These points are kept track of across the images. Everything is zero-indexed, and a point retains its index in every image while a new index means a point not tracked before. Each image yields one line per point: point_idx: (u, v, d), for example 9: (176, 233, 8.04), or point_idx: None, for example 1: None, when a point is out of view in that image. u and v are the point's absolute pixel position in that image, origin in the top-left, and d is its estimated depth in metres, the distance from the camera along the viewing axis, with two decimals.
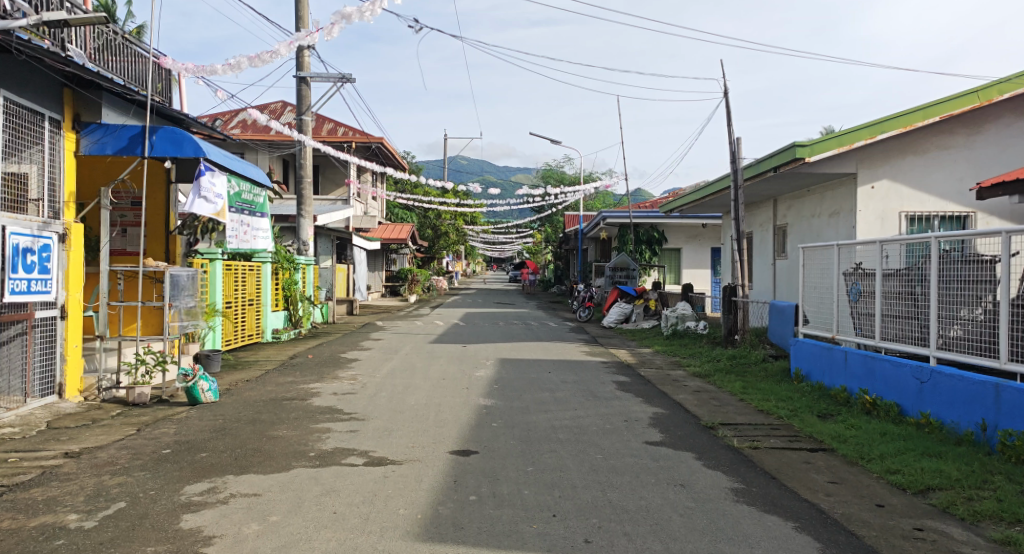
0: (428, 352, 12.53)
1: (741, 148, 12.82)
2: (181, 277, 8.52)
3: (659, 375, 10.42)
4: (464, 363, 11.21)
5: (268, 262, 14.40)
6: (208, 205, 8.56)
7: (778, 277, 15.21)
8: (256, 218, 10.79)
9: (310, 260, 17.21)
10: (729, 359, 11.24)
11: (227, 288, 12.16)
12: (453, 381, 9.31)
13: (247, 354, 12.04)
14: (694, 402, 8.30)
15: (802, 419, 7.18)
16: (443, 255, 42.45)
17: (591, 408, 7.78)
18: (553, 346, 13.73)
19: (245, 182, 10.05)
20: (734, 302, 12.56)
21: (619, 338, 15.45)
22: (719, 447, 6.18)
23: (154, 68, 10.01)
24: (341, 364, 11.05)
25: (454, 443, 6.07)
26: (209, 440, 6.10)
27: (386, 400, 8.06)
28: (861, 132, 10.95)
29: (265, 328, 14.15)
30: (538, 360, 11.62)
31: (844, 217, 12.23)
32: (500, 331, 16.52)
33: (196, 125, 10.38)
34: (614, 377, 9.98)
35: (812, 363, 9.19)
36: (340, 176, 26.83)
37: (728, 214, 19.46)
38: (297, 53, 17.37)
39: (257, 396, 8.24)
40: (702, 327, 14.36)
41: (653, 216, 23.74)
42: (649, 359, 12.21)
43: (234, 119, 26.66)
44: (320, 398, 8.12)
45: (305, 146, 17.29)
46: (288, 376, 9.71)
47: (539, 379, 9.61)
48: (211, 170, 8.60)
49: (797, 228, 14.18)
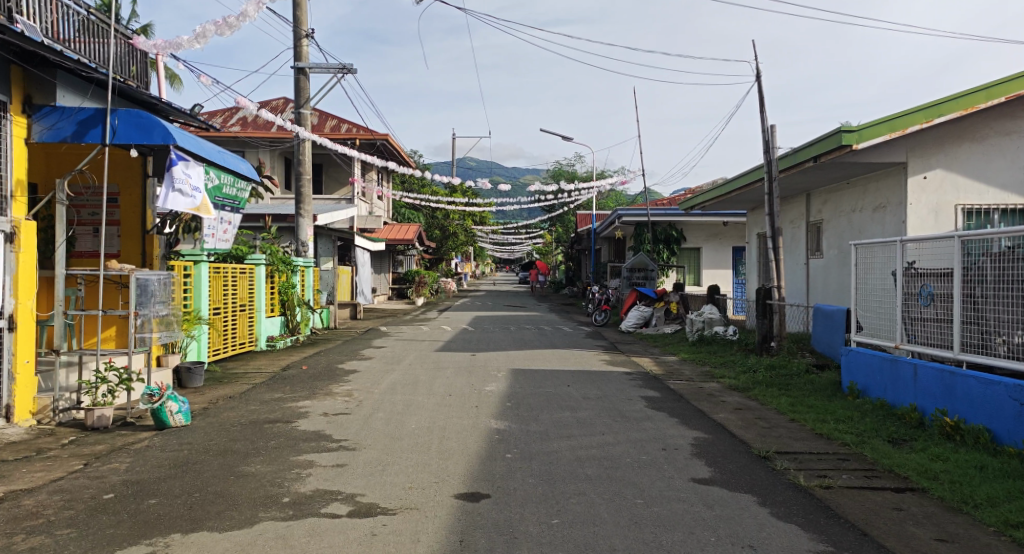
0: (434, 363, 11.44)
1: (776, 137, 11.69)
2: (150, 281, 7.47)
3: (691, 389, 9.29)
4: (474, 375, 10.12)
5: (262, 265, 13.39)
6: (183, 198, 7.44)
7: (812, 277, 14.07)
8: (237, 215, 9.70)
9: (309, 262, 16.22)
10: (767, 369, 10.07)
11: (214, 293, 11.16)
12: (461, 399, 8.23)
13: (236, 366, 11.01)
14: (739, 424, 7.18)
15: (874, 447, 6.05)
16: (451, 256, 41.46)
17: (621, 432, 6.67)
18: (570, 354, 12.63)
19: (227, 174, 8.94)
20: (769, 306, 11.41)
21: (640, 345, 14.35)
22: (783, 487, 5.04)
23: (126, 50, 9.03)
24: (337, 377, 10.01)
25: (460, 484, 4.99)
26: (165, 481, 5.03)
27: (383, 423, 6.99)
28: (917, 115, 9.79)
29: (259, 336, 13.17)
30: (555, 372, 10.52)
31: (892, 212, 11.06)
32: (512, 337, 15.43)
33: (177, 114, 9.40)
34: (642, 392, 8.85)
35: (870, 377, 8.03)
36: (343, 174, 25.87)
37: (753, 211, 18.29)
38: (295, 43, 16.37)
39: (237, 418, 7.18)
40: (731, 332, 13.20)
41: (671, 214, 22.61)
42: (677, 370, 11.07)
43: (233, 118, 25.72)
44: (308, 421, 7.06)
45: (303, 141, 16.29)
46: (276, 393, 8.67)
47: (558, 396, 8.51)
48: (185, 161, 7.51)
49: (836, 224, 13.03)
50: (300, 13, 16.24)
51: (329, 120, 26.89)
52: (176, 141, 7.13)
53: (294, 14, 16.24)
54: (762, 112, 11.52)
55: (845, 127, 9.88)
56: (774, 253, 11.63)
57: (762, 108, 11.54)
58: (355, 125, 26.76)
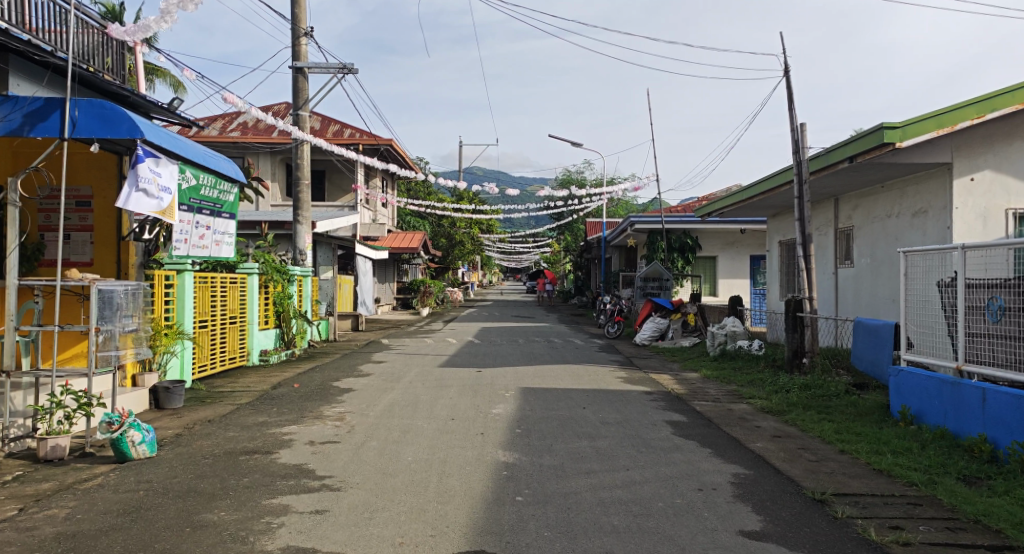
0: (436, 380, 10.57)
1: (806, 136, 10.81)
2: (115, 292, 6.65)
3: (720, 412, 8.39)
4: (479, 395, 9.25)
5: (255, 274, 12.57)
6: (149, 200, 6.58)
7: (841, 288, 13.21)
8: (221, 219, 8.92)
9: (307, 270, 15.43)
10: (801, 390, 9.15)
11: (200, 305, 10.36)
12: (464, 424, 7.37)
13: (223, 383, 10.19)
14: (781, 456, 6.27)
15: (949, 488, 5.12)
16: (457, 265, 40.66)
17: (649, 467, 5.79)
18: (583, 370, 11.75)
19: (206, 174, 8.13)
20: (800, 319, 10.52)
21: (658, 359, 13.45)
22: (853, 544, 4.14)
23: (100, 40, 8.30)
24: (330, 396, 9.19)
25: (460, 539, 4.12)
26: (106, 534, 4.18)
27: (375, 455, 6.12)
28: (966, 110, 8.92)
29: (251, 350, 12.38)
30: (569, 391, 9.63)
31: (934, 218, 10.17)
32: (522, 350, 14.54)
33: (155, 109, 8.63)
34: (666, 416, 7.96)
35: (926, 401, 7.10)
36: (347, 181, 25.15)
37: (773, 217, 17.43)
38: (294, 42, 15.64)
39: (211, 448, 6.32)
40: (757, 347, 12.20)
41: (686, 221, 21.71)
42: (700, 389, 10.15)
43: (234, 123, 24.93)
44: (290, 451, 6.22)
45: (302, 144, 15.55)
46: (261, 416, 7.83)
47: (573, 421, 7.63)
48: (154, 157, 6.66)
49: (868, 231, 12.17)
50: (299, 11, 15.54)
51: (332, 125, 26.12)
52: (145, 135, 6.33)
53: (293, 12, 15.53)
54: (790, 109, 10.66)
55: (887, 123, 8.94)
56: (805, 262, 10.71)
57: (790, 105, 10.68)
58: (359, 129, 26.03)
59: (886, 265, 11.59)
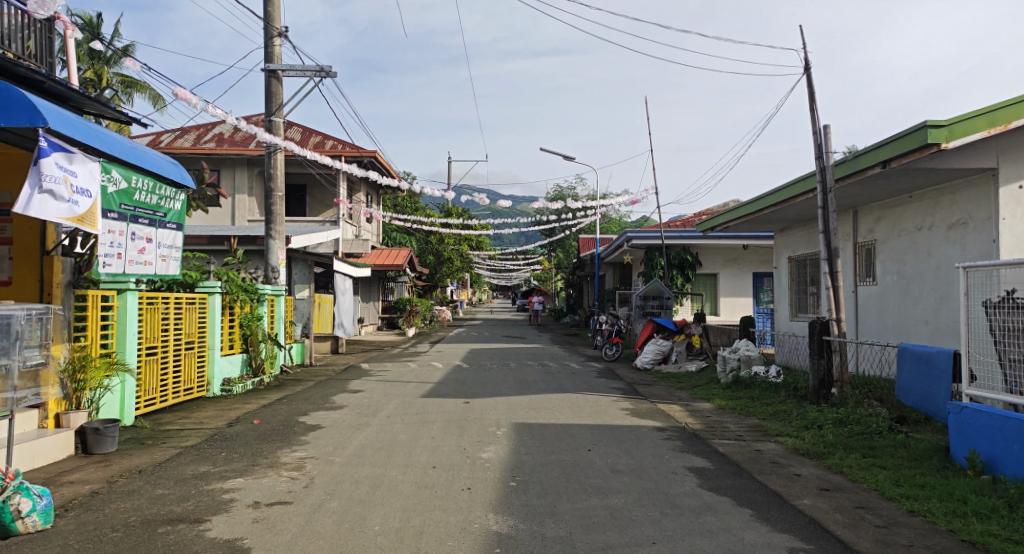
0: (418, 414, 9.27)
1: (831, 139, 9.70)
2: (14, 319, 5.39)
3: (749, 454, 7.16)
4: (466, 434, 7.97)
5: (218, 294, 11.25)
6: (55, 204, 5.30)
7: (861, 308, 12.14)
8: (164, 230, 7.64)
9: (279, 289, 14.16)
10: (837, 426, 7.95)
11: (147, 330, 9.06)
12: (447, 475, 6.11)
13: (171, 420, 8.86)
14: (843, 521, 5.02)
15: None
16: (445, 283, 39.40)
17: (681, 539, 4.55)
18: (584, 401, 10.49)
19: (137, 175, 6.90)
20: (827, 343, 9.39)
21: (664, 387, 12.23)
22: None
23: (22, 22, 7.07)
24: (293, 436, 7.90)
25: None
26: None
27: (333, 523, 4.85)
28: (1018, 107, 7.86)
29: (212, 380, 11.04)
30: (570, 428, 8.38)
31: (975, 230, 9.09)
32: (514, 377, 13.28)
33: (84, 101, 7.36)
34: (687, 462, 6.73)
35: (1000, 445, 5.83)
36: (329, 195, 23.96)
37: (781, 231, 16.34)
38: (267, 43, 14.49)
39: (126, 516, 5.00)
40: (774, 374, 11.02)
41: (686, 237, 20.61)
42: (718, 423, 8.92)
43: (210, 134, 23.80)
44: (226, 519, 4.93)
45: (275, 153, 14.34)
46: (204, 465, 6.51)
47: (578, 469, 6.37)
48: (64, 152, 5.43)
49: (892, 246, 11.12)
50: (272, 9, 14.39)
51: (314, 136, 24.97)
52: (48, 123, 5.12)
53: (266, 11, 14.38)
54: (812, 109, 9.58)
55: (931, 121, 7.82)
56: (831, 280, 9.55)
57: (811, 104, 9.60)
58: (341, 141, 24.88)
59: (915, 283, 10.50)
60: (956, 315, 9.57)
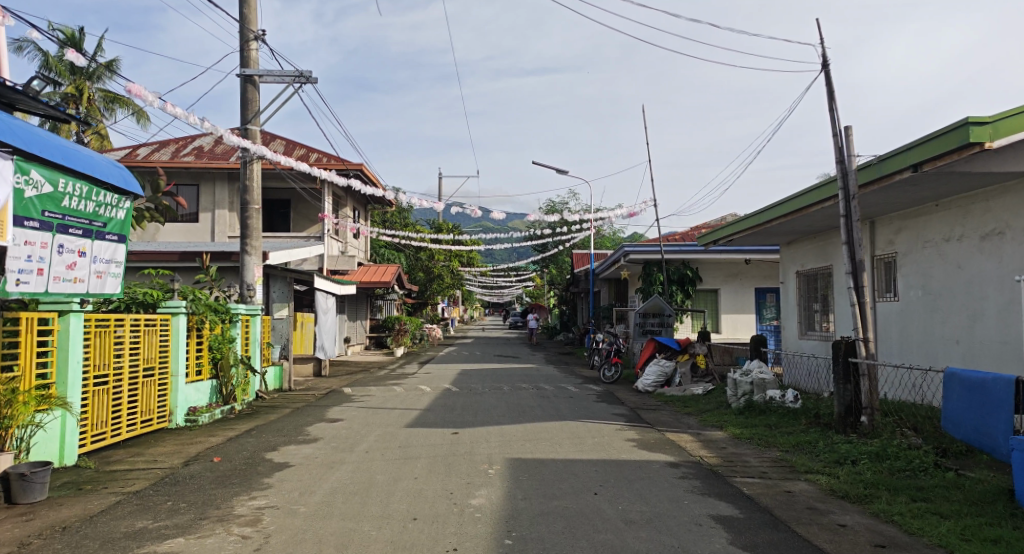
0: (401, 448, 8.29)
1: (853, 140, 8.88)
2: None
3: (781, 497, 6.20)
4: (455, 473, 7.00)
5: (182, 315, 10.24)
6: None
7: (881, 325, 11.31)
8: (101, 242, 6.78)
9: (255, 308, 13.16)
10: (874, 461, 7.03)
11: (97, 357, 8.03)
12: (428, 531, 5.13)
13: (121, 458, 7.83)
14: None
15: None
16: (436, 300, 38.36)
17: None
18: (585, 430, 9.52)
19: (65, 175, 6.05)
20: (853, 366, 8.49)
21: (670, 413, 11.29)
22: None
23: None
24: (255, 478, 6.89)
25: None
26: None
27: None
28: None
29: (175, 409, 10.02)
30: (572, 464, 7.42)
31: (1013, 240, 8.25)
32: (508, 402, 12.30)
33: (13, 96, 6.44)
34: (711, 509, 5.77)
35: None
36: (314, 210, 23.06)
37: (788, 244, 15.51)
38: (241, 46, 13.61)
39: None
40: (791, 398, 10.14)
41: (687, 251, 19.78)
42: (736, 456, 7.99)
43: (189, 147, 22.88)
44: None
45: (250, 163, 13.39)
46: (142, 520, 5.49)
47: (585, 521, 5.40)
48: None
49: (915, 259, 10.29)
50: (248, 10, 13.53)
51: (297, 149, 24.08)
52: None
53: (241, 12, 13.53)
54: (831, 109, 8.77)
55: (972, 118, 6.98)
56: (856, 295, 8.66)
57: (830, 104, 8.79)
58: (326, 154, 24.00)
59: (944, 300, 9.65)
60: (992, 334, 8.72)
